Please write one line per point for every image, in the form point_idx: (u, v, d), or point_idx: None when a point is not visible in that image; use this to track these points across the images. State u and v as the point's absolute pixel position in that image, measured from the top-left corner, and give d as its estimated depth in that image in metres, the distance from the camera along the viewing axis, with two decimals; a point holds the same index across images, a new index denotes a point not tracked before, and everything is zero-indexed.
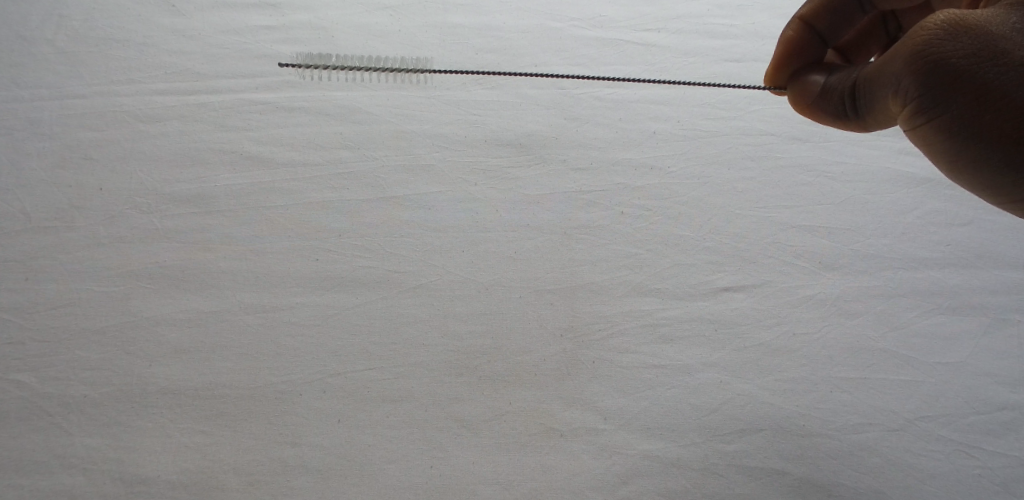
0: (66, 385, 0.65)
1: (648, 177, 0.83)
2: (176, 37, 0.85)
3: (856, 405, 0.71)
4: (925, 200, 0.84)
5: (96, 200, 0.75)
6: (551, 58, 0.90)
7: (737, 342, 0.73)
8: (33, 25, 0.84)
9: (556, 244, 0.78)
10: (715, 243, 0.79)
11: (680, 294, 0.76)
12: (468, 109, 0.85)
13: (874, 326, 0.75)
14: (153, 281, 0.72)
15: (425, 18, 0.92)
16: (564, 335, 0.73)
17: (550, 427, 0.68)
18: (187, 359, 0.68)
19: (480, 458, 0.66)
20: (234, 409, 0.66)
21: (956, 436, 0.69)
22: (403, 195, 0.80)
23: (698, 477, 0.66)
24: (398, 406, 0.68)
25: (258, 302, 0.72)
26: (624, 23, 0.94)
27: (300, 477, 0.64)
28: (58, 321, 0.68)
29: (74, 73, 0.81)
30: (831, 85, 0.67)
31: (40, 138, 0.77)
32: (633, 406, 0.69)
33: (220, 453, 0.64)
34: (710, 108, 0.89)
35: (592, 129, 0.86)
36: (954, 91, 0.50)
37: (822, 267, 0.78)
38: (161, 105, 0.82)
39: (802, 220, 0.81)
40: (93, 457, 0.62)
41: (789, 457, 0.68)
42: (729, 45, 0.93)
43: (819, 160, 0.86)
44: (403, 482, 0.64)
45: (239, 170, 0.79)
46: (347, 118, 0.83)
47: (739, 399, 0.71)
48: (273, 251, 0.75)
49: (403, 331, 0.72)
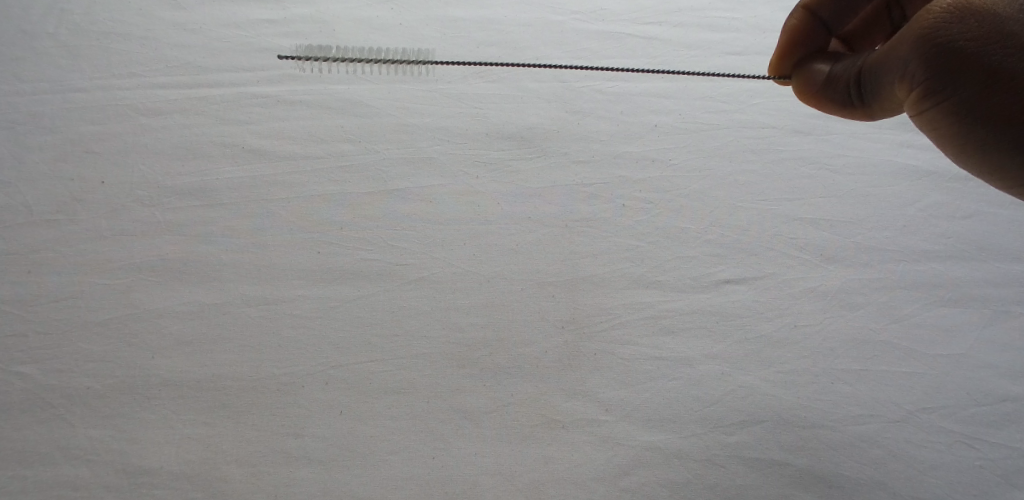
0: (68, 377, 0.65)
1: (649, 170, 0.83)
2: (177, 31, 0.85)
3: (856, 396, 0.71)
4: (927, 193, 0.83)
5: (99, 193, 0.75)
6: (552, 51, 0.90)
7: (737, 335, 0.73)
8: (34, 19, 0.83)
9: (556, 237, 0.78)
10: (716, 236, 0.79)
11: (681, 286, 0.76)
12: (469, 102, 0.85)
13: (875, 318, 0.75)
14: (155, 273, 0.72)
15: (425, 12, 0.91)
16: (565, 327, 0.73)
17: (552, 418, 0.68)
18: (189, 352, 0.68)
19: (482, 450, 0.66)
20: (237, 401, 0.66)
21: (958, 428, 0.70)
22: (405, 189, 0.80)
23: (699, 468, 0.67)
24: (400, 398, 0.68)
25: (258, 295, 0.72)
26: (626, 17, 0.94)
27: (303, 468, 0.64)
28: (60, 314, 0.68)
29: (75, 67, 0.81)
30: (837, 73, 0.66)
31: (42, 132, 0.77)
32: (635, 398, 0.70)
33: (222, 444, 0.64)
34: (712, 100, 0.88)
35: (593, 123, 0.85)
36: (963, 74, 0.51)
37: (823, 260, 0.78)
38: (163, 100, 0.82)
39: (803, 213, 0.81)
40: (98, 448, 0.63)
41: (791, 449, 0.68)
42: (730, 38, 0.94)
43: (821, 152, 0.86)
44: (405, 474, 0.65)
45: (240, 163, 0.79)
46: (348, 110, 0.83)
47: (740, 391, 0.71)
48: (275, 244, 0.75)
49: (404, 323, 0.72)
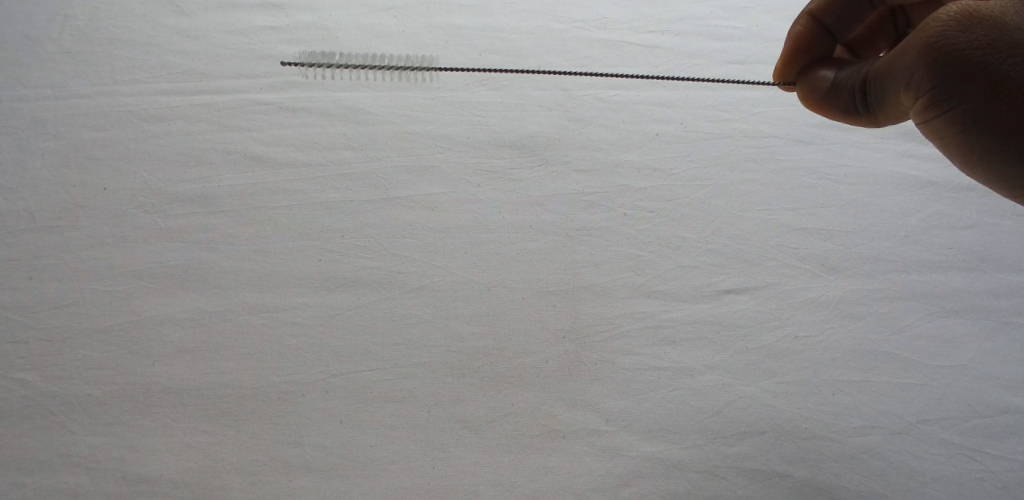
0: (69, 384, 0.66)
1: (650, 179, 0.83)
2: (180, 37, 0.86)
3: (858, 408, 0.71)
4: (928, 203, 0.83)
5: (101, 199, 0.76)
6: (555, 59, 0.90)
7: (739, 345, 0.73)
8: (38, 25, 0.84)
9: (557, 245, 0.78)
10: (717, 245, 0.79)
11: (683, 296, 0.76)
12: (470, 110, 0.85)
13: (876, 329, 0.75)
14: (156, 281, 0.72)
15: (428, 19, 0.92)
16: (566, 337, 0.73)
17: (552, 428, 0.68)
18: (190, 359, 0.68)
19: (482, 459, 0.66)
20: (237, 409, 0.66)
21: (959, 440, 0.69)
22: (406, 197, 0.80)
23: (699, 479, 0.67)
24: (401, 406, 0.68)
25: (260, 302, 0.72)
26: (627, 25, 0.94)
27: (302, 477, 0.64)
28: (61, 320, 0.69)
29: (78, 73, 0.82)
30: (840, 81, 0.66)
31: (43, 137, 0.78)
32: (634, 408, 0.70)
33: (222, 452, 0.64)
34: (713, 110, 0.88)
35: (594, 131, 0.86)
36: (968, 85, 0.51)
37: (824, 270, 0.78)
38: (166, 106, 0.82)
39: (805, 223, 0.81)
40: (97, 456, 0.63)
41: (791, 460, 0.68)
42: (732, 47, 0.94)
43: (822, 163, 0.86)
44: (404, 483, 0.65)
45: (242, 170, 0.79)
46: (350, 118, 0.83)
47: (741, 402, 0.71)
48: (276, 251, 0.75)
49: (406, 331, 0.72)
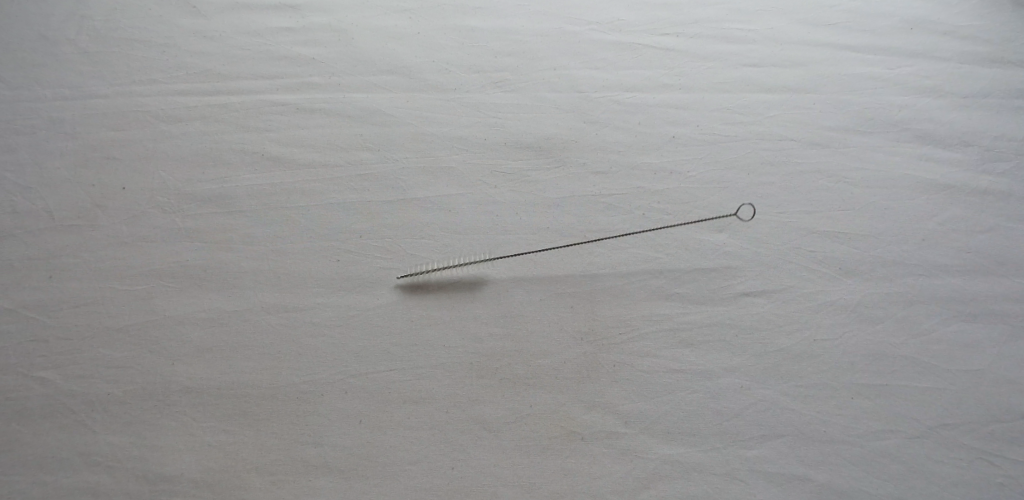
0: (89, 383, 0.66)
1: (667, 182, 0.83)
2: (197, 38, 0.87)
3: (879, 412, 0.70)
4: (947, 206, 0.82)
5: (120, 199, 0.76)
6: (569, 61, 0.91)
7: (756, 348, 0.73)
8: (54, 26, 0.86)
9: (575, 248, 0.78)
10: (734, 249, 0.79)
11: (701, 298, 0.76)
12: (487, 111, 0.86)
13: (895, 333, 0.75)
14: (175, 281, 0.72)
15: (443, 21, 0.93)
16: (584, 339, 0.73)
17: (571, 430, 0.68)
18: (210, 359, 0.69)
19: (501, 460, 0.66)
20: (257, 409, 0.67)
21: (983, 445, 0.68)
22: (424, 198, 0.80)
23: (720, 482, 0.66)
24: (419, 407, 0.68)
25: (280, 302, 0.72)
26: (640, 28, 0.95)
27: (322, 478, 0.64)
28: (81, 319, 0.69)
29: (97, 73, 0.83)
30: None
31: (64, 137, 0.79)
32: (652, 410, 0.69)
33: (241, 452, 0.64)
34: (729, 112, 0.88)
35: (610, 133, 0.86)
36: None
37: (842, 274, 0.78)
38: (183, 106, 0.82)
39: (822, 226, 0.81)
40: (118, 456, 0.63)
41: (812, 464, 0.67)
42: (746, 50, 0.94)
43: (838, 166, 0.85)
44: (424, 484, 0.64)
45: (259, 170, 0.79)
46: (366, 119, 0.84)
47: (760, 405, 0.70)
48: (294, 251, 0.75)
49: (424, 332, 0.72)
